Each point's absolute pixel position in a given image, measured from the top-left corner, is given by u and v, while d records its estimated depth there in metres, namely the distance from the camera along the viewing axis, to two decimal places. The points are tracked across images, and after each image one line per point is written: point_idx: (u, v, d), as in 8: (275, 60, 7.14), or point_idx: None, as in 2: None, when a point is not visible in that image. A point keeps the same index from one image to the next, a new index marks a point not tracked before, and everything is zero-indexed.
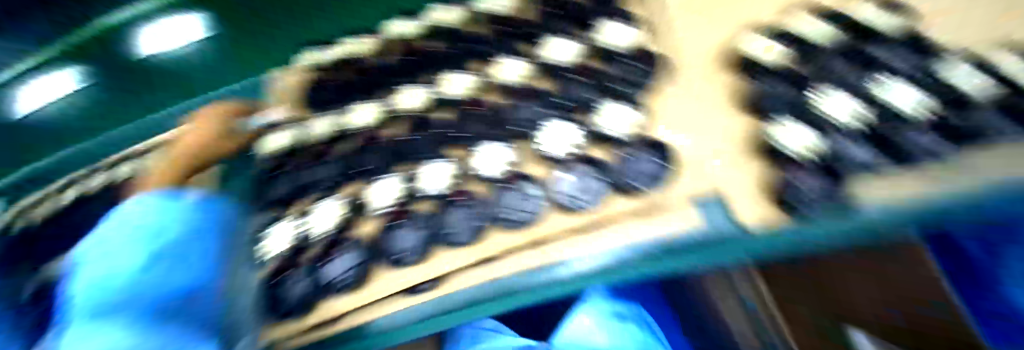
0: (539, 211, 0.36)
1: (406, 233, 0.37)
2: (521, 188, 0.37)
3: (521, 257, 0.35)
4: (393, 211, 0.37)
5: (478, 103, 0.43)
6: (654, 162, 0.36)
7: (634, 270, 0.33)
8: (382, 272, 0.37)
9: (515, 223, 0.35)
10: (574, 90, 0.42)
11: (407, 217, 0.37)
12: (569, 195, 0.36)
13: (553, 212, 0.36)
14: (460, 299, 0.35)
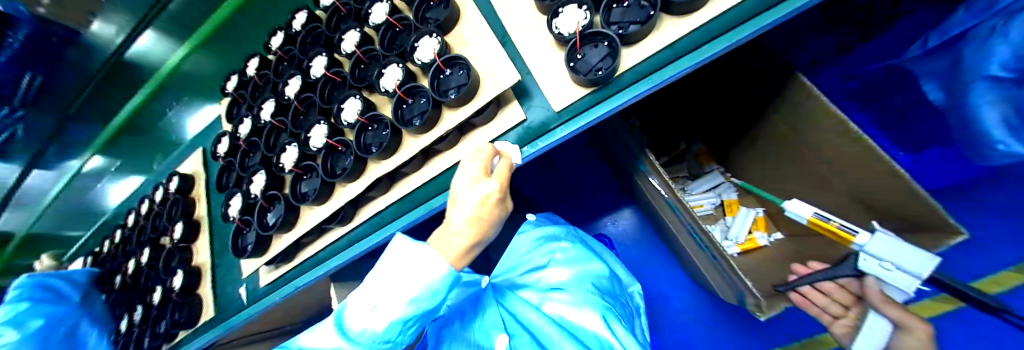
0: (394, 137, 0.43)
1: (311, 181, 0.49)
2: (380, 126, 0.45)
3: (407, 181, 0.47)
4: (294, 170, 0.48)
5: (338, 72, 0.49)
6: (465, 74, 0.42)
7: None
8: (304, 213, 0.49)
9: (375, 153, 0.43)
10: (402, 39, 0.48)
11: (309, 171, 0.49)
12: (414, 119, 0.43)
13: (407, 139, 0.45)
14: (371, 220, 0.48)
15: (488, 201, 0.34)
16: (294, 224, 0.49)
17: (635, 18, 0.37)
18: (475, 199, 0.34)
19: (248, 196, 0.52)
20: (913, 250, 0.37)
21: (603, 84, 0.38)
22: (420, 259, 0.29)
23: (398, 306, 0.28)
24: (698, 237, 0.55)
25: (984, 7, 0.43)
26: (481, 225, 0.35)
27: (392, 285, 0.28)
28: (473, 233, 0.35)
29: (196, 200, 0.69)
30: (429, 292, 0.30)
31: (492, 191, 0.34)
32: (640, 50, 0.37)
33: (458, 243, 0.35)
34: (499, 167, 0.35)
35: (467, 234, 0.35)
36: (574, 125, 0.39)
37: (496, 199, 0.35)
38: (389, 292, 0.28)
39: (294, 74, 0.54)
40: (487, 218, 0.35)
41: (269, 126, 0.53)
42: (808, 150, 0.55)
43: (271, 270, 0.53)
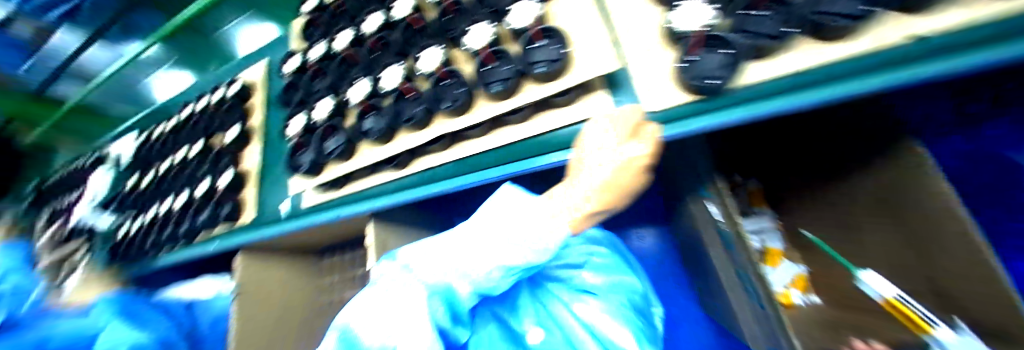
0: (468, 97, 0.42)
1: (375, 121, 0.48)
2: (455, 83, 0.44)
3: (470, 144, 0.44)
4: (363, 106, 0.48)
5: (421, 18, 0.48)
6: (555, 50, 0.38)
7: (550, 154, 0.40)
8: (363, 149, 0.50)
9: (448, 108, 0.42)
10: None
11: (374, 110, 0.48)
12: (493, 83, 0.41)
13: (481, 102, 0.43)
14: (421, 174, 0.47)
15: (629, 167, 0.36)
16: (353, 156, 0.50)
17: (772, 31, 0.30)
18: (608, 168, 0.35)
19: (311, 120, 0.53)
20: None
21: (711, 95, 0.33)
22: (541, 222, 0.37)
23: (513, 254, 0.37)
24: (749, 283, 0.50)
25: None
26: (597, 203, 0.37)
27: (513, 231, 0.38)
28: (600, 201, 0.38)
29: (251, 109, 0.71)
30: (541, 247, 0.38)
31: (636, 159, 0.35)
32: (770, 66, 0.31)
33: (582, 208, 0.38)
34: (648, 133, 0.34)
35: (591, 203, 0.37)
36: (665, 132, 0.35)
37: (638, 166, 0.36)
38: (507, 239, 0.37)
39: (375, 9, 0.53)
40: (623, 185, 0.37)
41: (342, 56, 0.52)
42: (901, 227, 0.48)
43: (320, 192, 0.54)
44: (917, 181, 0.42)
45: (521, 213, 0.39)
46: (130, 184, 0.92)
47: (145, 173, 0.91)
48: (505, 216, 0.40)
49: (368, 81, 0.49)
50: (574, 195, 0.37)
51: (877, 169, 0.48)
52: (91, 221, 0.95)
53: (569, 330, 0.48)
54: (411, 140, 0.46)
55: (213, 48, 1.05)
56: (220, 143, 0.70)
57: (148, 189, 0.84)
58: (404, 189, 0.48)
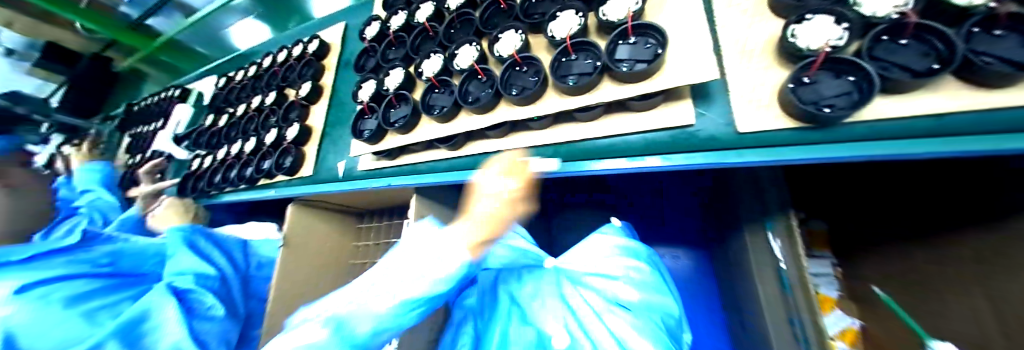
0: (541, 86, 0.39)
1: (441, 97, 0.48)
2: (530, 70, 0.42)
3: (528, 135, 0.43)
4: (431, 80, 0.48)
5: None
6: (651, 50, 0.36)
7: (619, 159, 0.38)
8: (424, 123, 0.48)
9: (515, 96, 0.40)
10: None
11: (444, 86, 0.48)
12: (569, 77, 0.39)
13: (551, 93, 0.41)
14: (478, 157, 0.46)
15: (505, 194, 0.30)
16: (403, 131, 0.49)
17: (912, 63, 0.28)
18: (492, 196, 0.30)
19: (381, 87, 0.54)
20: None
21: (822, 124, 0.29)
22: (444, 254, 0.30)
23: (406, 287, 0.29)
24: (800, 329, 0.45)
25: None
26: (486, 234, 0.30)
27: (415, 262, 0.31)
28: (486, 234, 0.30)
29: (325, 68, 0.74)
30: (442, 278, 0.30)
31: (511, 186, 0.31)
32: (901, 103, 0.27)
33: (469, 238, 0.31)
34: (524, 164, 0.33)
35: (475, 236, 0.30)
36: (751, 156, 0.32)
37: (515, 196, 0.30)
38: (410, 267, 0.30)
39: None
40: (508, 217, 0.31)
41: (421, 28, 0.53)
42: None
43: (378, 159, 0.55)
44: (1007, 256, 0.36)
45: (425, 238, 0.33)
46: (206, 123, 1.00)
47: (220, 115, 0.98)
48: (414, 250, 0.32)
49: (440, 57, 0.49)
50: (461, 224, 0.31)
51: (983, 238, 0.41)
52: (169, 150, 1.05)
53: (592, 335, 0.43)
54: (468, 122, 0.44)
55: (290, 8, 1.08)
56: (293, 97, 0.73)
57: (222, 129, 0.91)
58: (452, 169, 0.47)
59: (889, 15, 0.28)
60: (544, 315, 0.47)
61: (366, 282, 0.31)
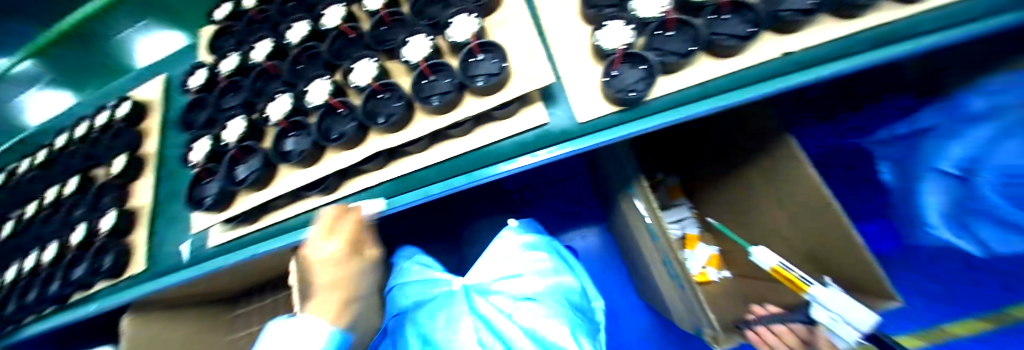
0: (406, 111, 0.38)
1: (301, 140, 0.43)
2: (391, 96, 0.41)
3: (408, 160, 0.42)
4: (281, 125, 0.43)
5: (354, 28, 0.45)
6: (496, 64, 0.40)
7: (495, 165, 0.40)
8: (281, 175, 0.43)
9: (381, 125, 0.38)
10: (434, 11, 0.45)
11: (298, 129, 0.44)
12: (433, 97, 0.39)
13: (420, 117, 0.40)
14: (358, 196, 0.42)
15: (331, 255, 0.39)
16: (262, 186, 0.43)
17: (677, 49, 0.37)
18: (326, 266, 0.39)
19: (219, 143, 0.45)
20: (864, 310, 0.46)
21: (632, 105, 0.37)
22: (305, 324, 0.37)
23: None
24: (670, 266, 0.57)
25: (950, 109, 0.55)
26: (335, 304, 0.39)
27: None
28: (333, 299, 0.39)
29: (147, 132, 0.60)
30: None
31: (336, 246, 0.38)
32: (679, 79, 0.37)
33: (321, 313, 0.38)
34: (343, 226, 0.38)
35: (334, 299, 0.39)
36: (595, 139, 0.38)
37: (341, 251, 0.39)
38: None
39: (297, 17, 0.49)
40: (343, 278, 0.41)
41: (260, 69, 0.47)
42: (790, 211, 0.57)
43: (227, 228, 0.46)
44: (782, 166, 0.53)
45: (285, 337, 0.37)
46: None
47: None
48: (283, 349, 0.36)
49: (291, 97, 0.44)
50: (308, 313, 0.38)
51: (760, 157, 0.58)
52: None
53: (508, 338, 0.50)
54: (340, 162, 0.40)
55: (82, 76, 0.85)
56: (104, 176, 0.57)
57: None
58: None
59: (657, 19, 0.38)
60: (462, 335, 0.51)
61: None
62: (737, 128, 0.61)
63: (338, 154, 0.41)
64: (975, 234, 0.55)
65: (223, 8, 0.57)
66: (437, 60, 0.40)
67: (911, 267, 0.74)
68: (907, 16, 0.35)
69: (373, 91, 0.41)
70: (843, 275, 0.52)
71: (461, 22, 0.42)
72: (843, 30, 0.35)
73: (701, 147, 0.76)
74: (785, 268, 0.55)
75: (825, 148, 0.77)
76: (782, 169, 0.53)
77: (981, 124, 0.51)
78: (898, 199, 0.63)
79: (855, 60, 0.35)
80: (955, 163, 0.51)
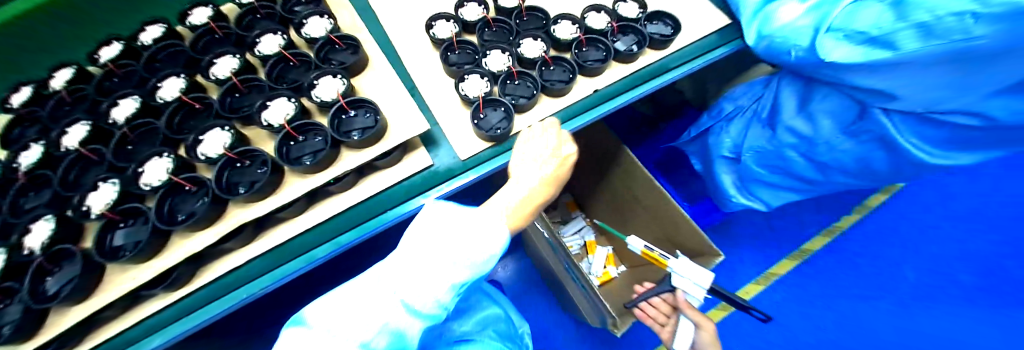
0: (273, 176, 0.37)
1: (134, 231, 0.36)
2: (255, 163, 0.39)
3: (285, 227, 0.39)
4: (105, 216, 0.35)
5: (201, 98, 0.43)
6: (371, 117, 0.42)
7: (388, 212, 0.42)
8: (114, 277, 0.34)
9: (240, 195, 0.35)
10: (296, 74, 0.47)
11: (136, 216, 0.37)
12: (304, 157, 0.40)
13: (290, 178, 0.39)
14: (227, 277, 0.37)
15: (564, 163, 0.37)
16: (76, 303, 0.33)
17: (524, 93, 0.50)
18: (543, 163, 0.36)
19: (12, 254, 0.35)
20: (703, 270, 0.61)
21: (498, 141, 0.45)
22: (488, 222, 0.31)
23: (460, 270, 0.28)
24: (571, 270, 0.65)
25: (716, 114, 0.78)
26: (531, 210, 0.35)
27: (457, 240, 0.28)
28: (533, 205, 0.35)
29: None
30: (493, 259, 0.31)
31: (569, 156, 0.38)
32: (528, 116, 0.48)
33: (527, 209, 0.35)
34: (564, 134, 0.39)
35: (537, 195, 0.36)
36: (480, 171, 0.45)
37: (571, 161, 0.38)
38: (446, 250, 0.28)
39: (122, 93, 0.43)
40: (559, 176, 0.37)
41: (73, 156, 0.39)
42: (643, 204, 0.72)
43: None
44: (626, 169, 0.69)
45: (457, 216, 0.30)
46: None
47: None
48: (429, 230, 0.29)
49: (117, 182, 0.37)
50: (509, 196, 0.34)
51: (613, 166, 0.73)
52: None
53: None
54: (199, 243, 0.35)
55: None
56: None
57: None
58: (186, 311, 0.36)
59: (503, 71, 0.51)
60: None
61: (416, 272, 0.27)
62: (591, 146, 0.77)
63: (186, 235, 0.36)
64: (758, 197, 0.77)
65: (25, 91, 0.47)
66: (302, 122, 0.41)
67: (733, 230, 1.01)
68: (658, 60, 0.53)
69: (226, 165, 0.38)
70: (685, 244, 0.69)
71: (331, 84, 0.44)
72: (624, 71, 0.52)
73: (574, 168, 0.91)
74: (649, 248, 0.67)
75: (662, 156, 1.01)
76: (621, 166, 0.70)
77: (730, 121, 0.75)
78: (708, 182, 0.87)
79: (626, 97, 0.52)
80: (730, 150, 0.74)
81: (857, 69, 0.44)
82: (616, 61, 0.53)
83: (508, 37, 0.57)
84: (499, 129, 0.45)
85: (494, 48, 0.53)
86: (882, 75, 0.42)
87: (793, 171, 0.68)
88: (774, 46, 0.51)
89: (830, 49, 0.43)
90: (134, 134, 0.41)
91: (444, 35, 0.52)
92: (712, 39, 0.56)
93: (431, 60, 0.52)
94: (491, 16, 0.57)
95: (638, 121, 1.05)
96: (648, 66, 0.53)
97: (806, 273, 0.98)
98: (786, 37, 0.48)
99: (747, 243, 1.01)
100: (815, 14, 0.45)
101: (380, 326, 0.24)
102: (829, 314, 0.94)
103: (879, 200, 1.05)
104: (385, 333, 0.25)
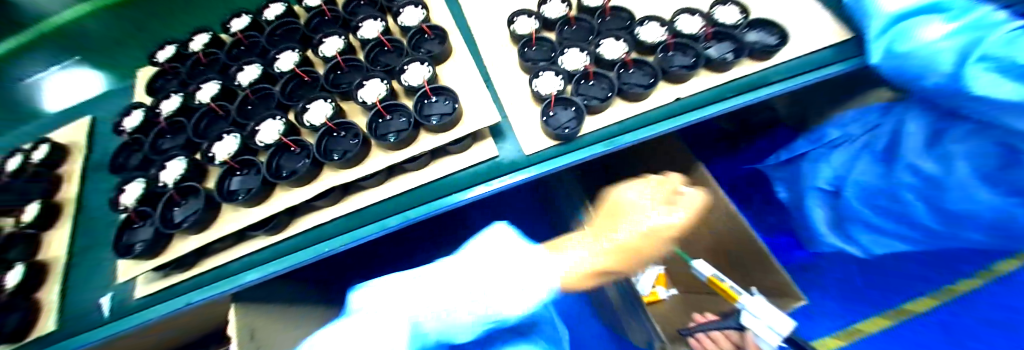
0: (363, 147, 0.40)
1: (247, 179, 0.41)
2: (348, 134, 0.43)
3: (364, 195, 0.42)
4: (228, 163, 0.40)
5: (309, 72, 0.47)
6: (449, 105, 0.44)
7: (452, 195, 0.42)
8: (225, 215, 0.39)
9: (336, 160, 0.39)
10: (388, 58, 0.50)
11: (248, 167, 0.41)
12: (388, 134, 0.42)
13: (376, 153, 0.42)
14: (307, 234, 0.41)
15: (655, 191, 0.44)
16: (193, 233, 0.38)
17: (597, 95, 0.48)
18: (647, 219, 0.37)
19: (152, 184, 0.42)
20: (779, 314, 0.54)
21: (567, 140, 0.44)
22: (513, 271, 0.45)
23: (495, 302, 0.45)
24: (621, 284, 0.61)
25: (815, 139, 0.68)
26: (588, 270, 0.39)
27: (479, 277, 0.45)
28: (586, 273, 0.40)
29: (66, 177, 0.53)
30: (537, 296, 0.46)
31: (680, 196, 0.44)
32: (600, 118, 0.46)
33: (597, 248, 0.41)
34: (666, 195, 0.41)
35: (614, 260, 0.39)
36: (544, 168, 0.44)
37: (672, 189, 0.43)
38: (472, 280, 0.45)
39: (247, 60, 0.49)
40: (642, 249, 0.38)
41: (205, 109, 0.46)
42: (711, 228, 0.66)
43: (154, 279, 0.40)
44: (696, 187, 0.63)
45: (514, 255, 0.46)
46: None
47: None
48: (484, 258, 0.48)
49: (237, 136, 0.43)
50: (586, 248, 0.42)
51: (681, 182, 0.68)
52: None
53: None
54: (295, 198, 0.39)
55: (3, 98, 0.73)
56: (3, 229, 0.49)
57: None
58: (271, 257, 0.40)
59: (580, 71, 0.49)
60: None
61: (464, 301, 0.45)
62: (658, 157, 0.72)
63: (283, 190, 0.40)
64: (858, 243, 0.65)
65: (168, 49, 0.57)
66: (390, 102, 0.44)
67: (817, 274, 0.88)
68: (757, 72, 0.47)
69: (325, 132, 0.42)
70: (757, 279, 0.61)
71: (416, 70, 0.46)
72: (712, 81, 0.47)
73: None
74: (715, 277, 0.63)
75: (736, 179, 0.91)
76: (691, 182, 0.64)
77: (834, 149, 0.65)
78: (795, 215, 0.76)
79: (712, 108, 0.46)
80: (828, 182, 0.64)
81: None
82: (705, 69, 0.48)
83: (588, 36, 0.55)
84: (567, 128, 0.44)
85: (573, 46, 0.52)
86: None
87: (906, 218, 0.55)
88: (904, 69, 0.41)
89: (986, 83, 0.37)
90: (253, 97, 0.46)
91: (523, 30, 0.52)
92: (825, 53, 0.48)
93: (507, 53, 0.52)
94: (574, 14, 0.55)
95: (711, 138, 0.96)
96: (743, 78, 0.47)
97: None
98: (926, 60, 0.40)
99: (833, 295, 0.86)
100: (965, 37, 0.38)
101: (414, 321, 0.43)
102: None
103: None
104: (416, 324, 0.44)
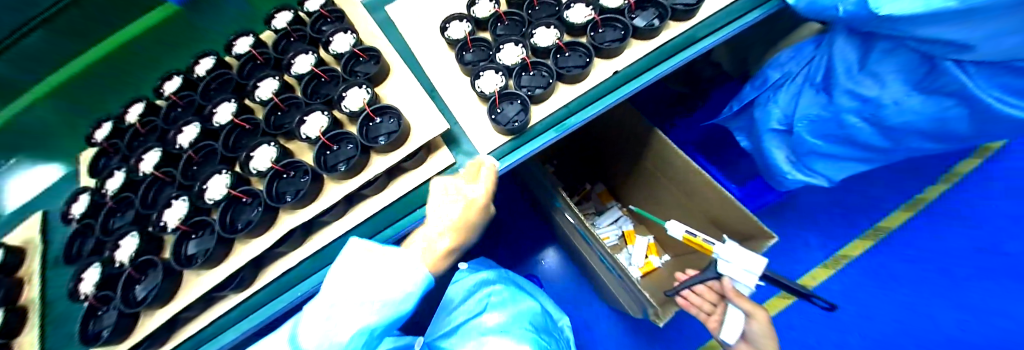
0: (314, 184, 0.40)
1: (203, 240, 0.41)
2: (298, 173, 0.43)
3: (328, 230, 0.42)
4: (180, 229, 0.40)
5: (250, 119, 0.47)
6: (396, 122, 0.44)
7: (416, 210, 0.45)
8: (189, 279, 0.39)
9: (287, 202, 0.39)
10: (328, 88, 0.50)
11: (203, 228, 0.42)
12: (339, 165, 0.42)
13: (329, 185, 0.42)
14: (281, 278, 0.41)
15: (474, 203, 0.40)
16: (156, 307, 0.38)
17: (539, 84, 0.49)
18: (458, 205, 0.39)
19: (110, 267, 0.41)
20: (754, 256, 0.56)
21: (517, 134, 0.45)
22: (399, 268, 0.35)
23: (358, 312, 0.33)
24: (607, 261, 0.62)
25: (761, 83, 0.71)
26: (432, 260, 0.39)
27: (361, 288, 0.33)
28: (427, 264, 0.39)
29: (28, 277, 0.52)
30: (399, 297, 0.36)
31: (479, 197, 0.40)
32: (545, 106, 0.47)
33: (438, 246, 0.39)
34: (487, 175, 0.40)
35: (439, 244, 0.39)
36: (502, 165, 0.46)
37: (480, 204, 0.40)
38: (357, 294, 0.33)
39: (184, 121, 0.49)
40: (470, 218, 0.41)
41: (149, 179, 0.45)
42: (679, 186, 0.68)
43: None
44: (659, 151, 0.65)
45: (381, 258, 0.34)
46: None
47: None
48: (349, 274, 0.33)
49: (186, 199, 0.43)
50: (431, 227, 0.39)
51: (645, 148, 0.69)
52: None
53: None
54: (251, 251, 0.39)
55: None
56: None
57: None
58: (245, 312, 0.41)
59: (518, 63, 0.50)
60: None
61: (316, 321, 0.32)
62: (619, 129, 0.74)
63: (240, 244, 0.40)
64: (819, 172, 0.68)
65: (106, 127, 0.55)
66: (333, 132, 0.44)
67: (789, 210, 0.93)
68: (684, 32, 0.49)
69: (275, 175, 0.42)
70: (730, 228, 0.64)
71: (357, 95, 0.46)
72: (644, 49, 0.48)
73: (606, 154, 0.87)
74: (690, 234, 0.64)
75: (701, 137, 0.94)
76: (653, 147, 0.66)
77: (779, 89, 0.67)
78: (758, 158, 0.78)
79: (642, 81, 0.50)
80: (782, 122, 0.67)
81: (918, 24, 0.38)
82: (636, 38, 0.49)
83: (522, 28, 0.56)
84: (516, 122, 0.44)
85: (508, 40, 0.53)
86: (950, 26, 0.36)
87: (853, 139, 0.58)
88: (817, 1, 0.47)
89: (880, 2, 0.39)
90: (195, 156, 0.46)
91: (455, 34, 0.53)
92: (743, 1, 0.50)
93: (445, 60, 0.52)
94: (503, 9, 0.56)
95: (671, 102, 0.99)
96: (673, 40, 0.49)
97: (884, 254, 0.87)
98: None
99: (808, 226, 0.91)
100: None
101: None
102: (941, 318, 0.82)
103: (970, 167, 0.92)
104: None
